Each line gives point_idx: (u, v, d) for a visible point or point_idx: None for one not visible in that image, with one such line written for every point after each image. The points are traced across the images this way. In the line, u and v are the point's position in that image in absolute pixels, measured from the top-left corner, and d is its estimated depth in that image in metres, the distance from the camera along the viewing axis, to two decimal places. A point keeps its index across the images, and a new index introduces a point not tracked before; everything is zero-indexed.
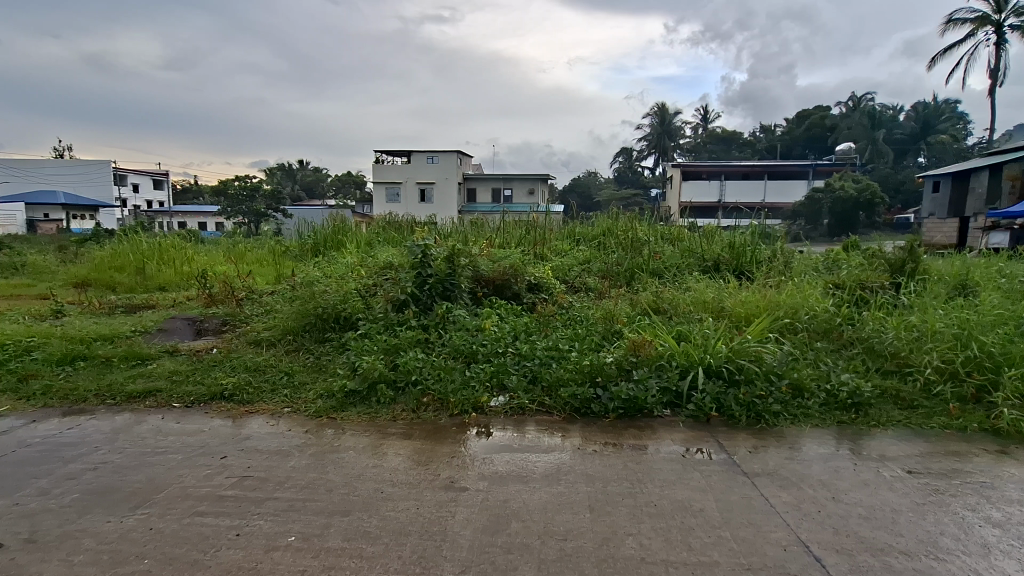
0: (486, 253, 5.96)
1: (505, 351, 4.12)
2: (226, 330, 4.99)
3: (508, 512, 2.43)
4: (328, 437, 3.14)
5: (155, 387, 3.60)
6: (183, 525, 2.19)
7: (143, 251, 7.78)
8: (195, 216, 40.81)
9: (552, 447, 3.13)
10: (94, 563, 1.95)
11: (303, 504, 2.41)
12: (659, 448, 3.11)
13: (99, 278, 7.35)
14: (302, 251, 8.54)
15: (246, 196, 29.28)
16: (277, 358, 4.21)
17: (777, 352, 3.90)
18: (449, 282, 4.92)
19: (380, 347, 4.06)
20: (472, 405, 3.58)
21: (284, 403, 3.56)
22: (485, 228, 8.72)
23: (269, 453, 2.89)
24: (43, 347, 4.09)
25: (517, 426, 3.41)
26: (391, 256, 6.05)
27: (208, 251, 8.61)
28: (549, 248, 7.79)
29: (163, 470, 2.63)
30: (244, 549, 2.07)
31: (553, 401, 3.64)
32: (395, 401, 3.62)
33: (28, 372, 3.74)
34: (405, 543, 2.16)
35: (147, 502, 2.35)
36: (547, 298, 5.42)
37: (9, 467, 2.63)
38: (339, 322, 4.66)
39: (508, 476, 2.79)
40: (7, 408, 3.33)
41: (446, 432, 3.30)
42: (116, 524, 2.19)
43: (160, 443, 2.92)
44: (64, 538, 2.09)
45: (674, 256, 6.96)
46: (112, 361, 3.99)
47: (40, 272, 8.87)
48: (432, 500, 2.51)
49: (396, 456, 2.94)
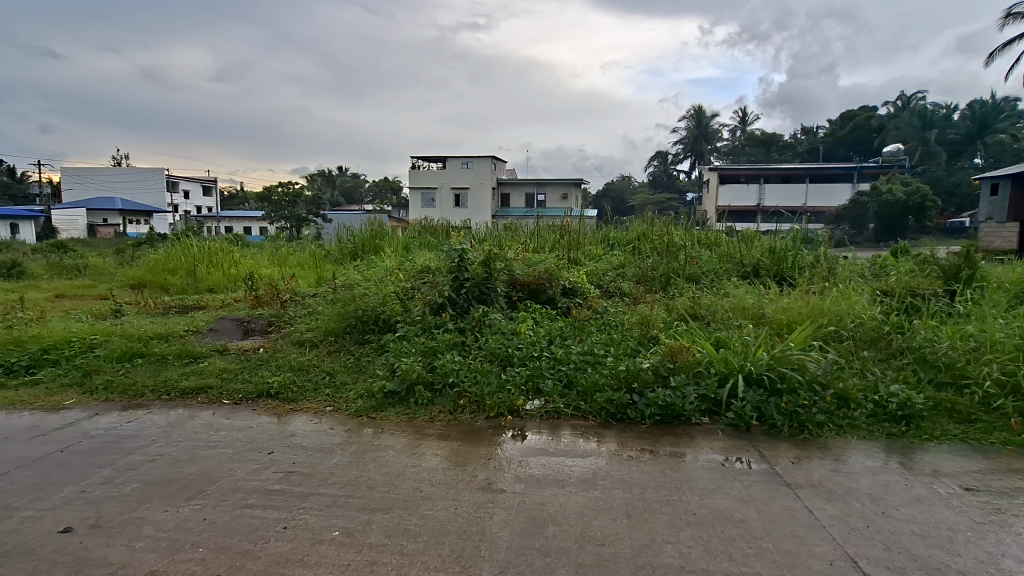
0: (522, 258, 6.00)
1: (540, 355, 4.13)
2: (271, 330, 5.18)
3: (545, 515, 2.44)
4: (367, 436, 3.22)
5: (206, 384, 3.77)
6: (234, 517, 2.29)
7: (193, 254, 8.16)
8: (239, 222, 42.47)
9: (587, 452, 3.12)
10: (153, 549, 2.06)
11: (346, 500, 2.49)
12: (697, 456, 3.05)
13: (154, 280, 7.75)
14: (341, 255, 8.79)
15: (287, 202, 30.32)
16: (319, 358, 4.34)
17: (821, 361, 3.77)
18: (485, 286, 4.99)
19: (418, 350, 4.14)
20: (508, 408, 3.60)
21: (326, 402, 3.68)
22: (518, 233, 8.75)
23: (312, 450, 2.99)
24: (104, 344, 4.34)
25: (553, 430, 3.42)
26: (428, 260, 6.16)
27: (254, 255, 8.97)
28: (583, 253, 7.76)
29: (215, 464, 2.76)
30: (292, 542, 2.15)
31: (589, 405, 3.63)
32: (432, 403, 3.69)
33: (92, 367, 3.99)
34: (444, 542, 2.20)
35: (201, 493, 2.47)
36: (582, 302, 5.40)
37: (75, 457, 2.80)
38: (378, 324, 4.78)
39: (544, 479, 2.79)
40: (74, 401, 3.55)
41: (482, 433, 3.34)
42: (174, 513, 2.30)
43: (211, 438, 3.06)
44: (126, 524, 2.21)
45: (711, 262, 6.83)
46: (167, 359, 4.20)
47: (100, 273, 9.45)
48: (470, 501, 2.54)
49: (434, 456, 3.00)
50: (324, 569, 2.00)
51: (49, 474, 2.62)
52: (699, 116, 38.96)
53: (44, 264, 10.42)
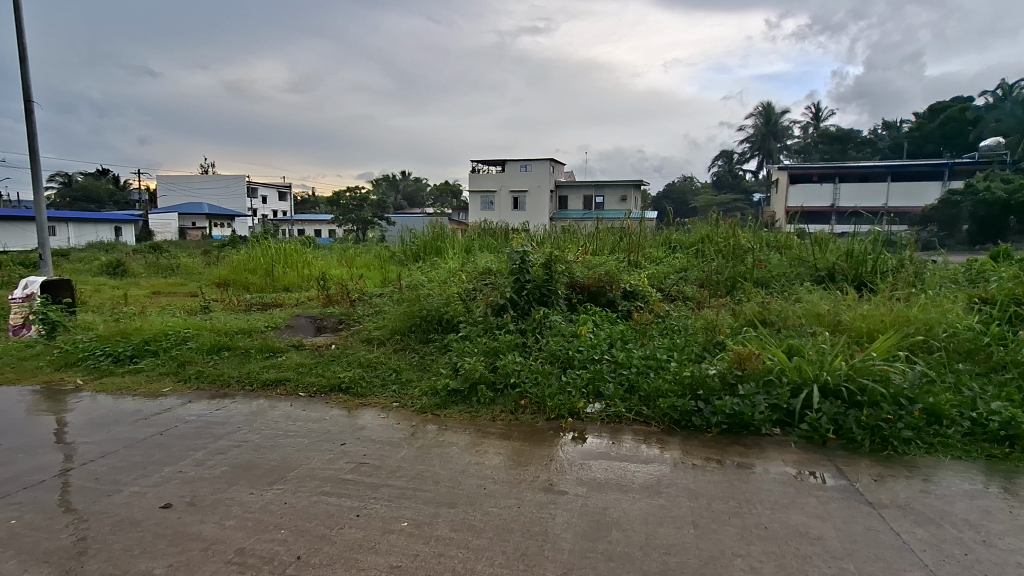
0: (582, 260, 5.94)
1: (601, 358, 4.09)
2: (342, 328, 5.43)
3: (608, 520, 2.42)
4: (431, 432, 3.32)
5: (285, 377, 4.01)
6: (311, 502, 2.43)
7: (271, 255, 8.72)
8: (309, 225, 44.83)
9: (650, 458, 3.06)
10: (241, 528, 2.22)
11: (413, 493, 2.57)
12: (768, 469, 2.92)
13: (237, 279, 8.35)
14: (405, 257, 9.10)
15: (354, 206, 31.73)
16: (386, 356, 4.51)
17: (907, 372, 3.49)
18: (546, 288, 5.01)
19: (480, 350, 4.21)
20: (569, 410, 3.60)
21: (393, 398, 3.81)
22: (577, 235, 8.70)
23: (381, 443, 3.12)
24: (196, 337, 4.72)
25: (614, 433, 3.38)
26: (489, 261, 6.26)
27: (325, 256, 9.45)
28: (644, 255, 7.61)
29: (294, 452, 2.94)
30: (364, 529, 2.25)
31: (651, 411, 3.56)
32: (494, 402, 3.74)
33: (185, 358, 4.35)
34: (508, 539, 2.23)
35: (281, 478, 2.64)
36: (643, 306, 5.29)
37: (173, 439, 3.07)
38: (442, 323, 4.92)
39: (606, 483, 2.77)
40: (170, 388, 3.89)
41: (543, 434, 3.35)
42: (258, 496, 2.47)
43: (290, 427, 3.26)
44: (218, 504, 2.39)
45: (781, 265, 6.51)
46: (250, 352, 4.51)
47: (191, 272, 10.30)
48: (532, 501, 2.56)
49: (496, 455, 3.04)
50: (394, 557, 2.07)
51: (151, 454, 2.88)
52: (767, 112, 37.37)
53: (145, 263, 11.50)
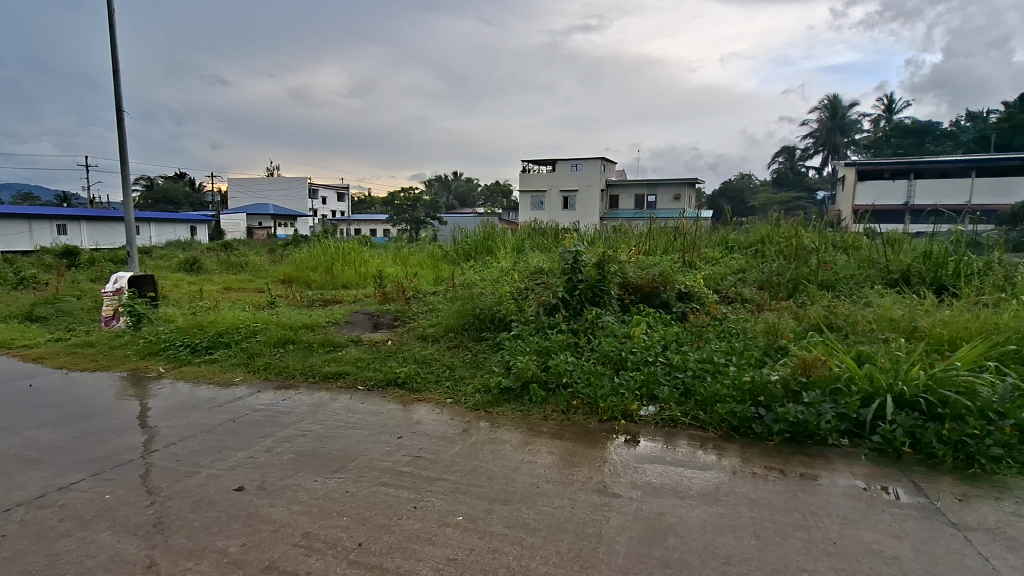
0: (635, 260, 5.83)
1: (655, 360, 4.00)
2: (397, 325, 5.59)
3: (664, 526, 2.37)
4: (484, 429, 3.36)
5: (345, 370, 4.18)
6: (371, 492, 2.52)
7: (331, 253, 9.09)
8: (365, 225, 46.36)
9: (706, 464, 2.97)
10: (307, 513, 2.33)
11: (467, 488, 2.61)
12: (836, 481, 2.77)
13: (299, 276, 8.77)
14: (458, 256, 9.27)
15: (408, 207, 32.56)
16: (440, 352, 4.60)
17: (997, 385, 3.20)
18: (599, 288, 4.96)
19: (532, 348, 4.23)
20: (622, 412, 3.55)
21: (447, 394, 3.89)
22: (629, 235, 8.56)
23: (436, 438, 3.18)
24: (264, 330, 5.00)
25: (668, 438, 3.31)
26: (541, 260, 6.26)
27: (381, 254, 9.76)
28: (699, 255, 7.38)
29: (354, 443, 3.05)
30: (421, 521, 2.30)
31: (708, 416, 3.45)
32: (546, 402, 3.74)
33: (254, 350, 4.61)
34: (562, 539, 2.22)
35: (343, 468, 2.75)
36: (699, 308, 5.13)
37: (245, 426, 3.26)
38: (494, 322, 4.98)
39: (661, 488, 2.71)
40: (241, 378, 4.14)
41: (595, 436, 3.32)
42: (322, 483, 2.59)
43: (350, 419, 3.39)
44: (286, 489, 2.52)
45: (849, 267, 6.16)
46: (313, 346, 4.73)
47: (258, 269, 10.89)
48: (585, 502, 2.54)
49: (548, 454, 3.04)
50: (450, 550, 2.12)
51: (224, 439, 3.07)
52: (833, 105, 35.39)
53: (218, 260, 12.27)
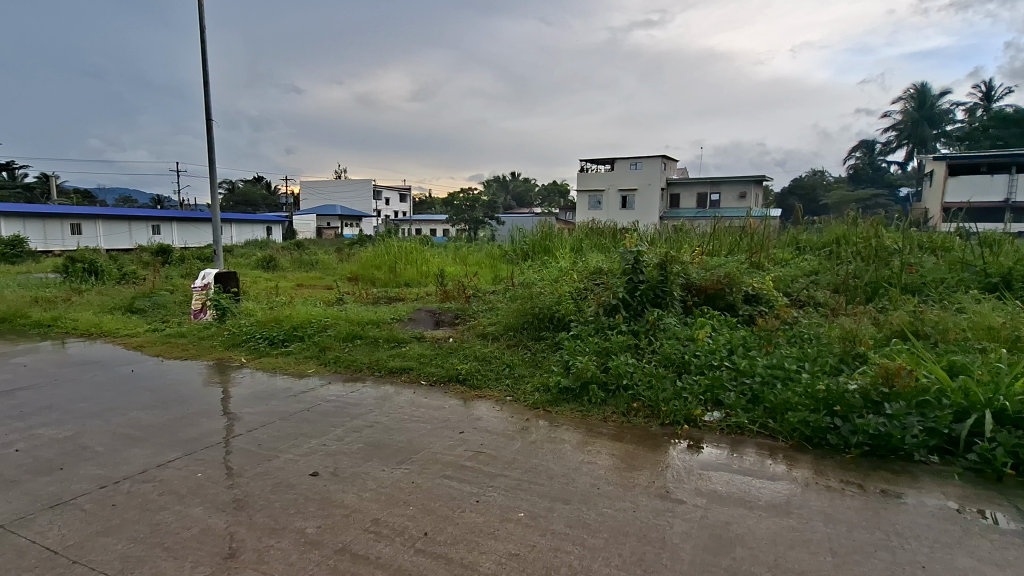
0: (698, 261, 5.65)
1: (720, 364, 3.85)
2: (458, 322, 5.71)
3: (731, 536, 2.28)
4: (543, 428, 3.37)
5: (408, 365, 4.32)
6: (436, 483, 2.60)
7: (394, 252, 9.41)
8: (425, 225, 47.63)
9: (776, 475, 2.84)
10: (376, 500, 2.43)
11: (528, 485, 2.64)
12: (924, 500, 2.57)
13: (365, 274, 9.15)
14: (516, 256, 9.35)
15: (466, 207, 33.17)
16: (499, 351, 4.66)
17: None
18: (661, 289, 4.84)
19: (592, 349, 4.19)
20: (685, 417, 3.45)
21: (506, 392, 3.93)
22: (691, 235, 8.31)
23: (495, 434, 3.23)
24: (334, 325, 5.26)
25: (734, 445, 3.19)
26: (600, 260, 6.19)
27: (441, 254, 10.00)
28: (768, 256, 7.05)
29: (418, 435, 3.16)
30: (484, 515, 2.35)
31: (778, 425, 3.29)
32: (606, 403, 3.71)
33: (325, 344, 4.86)
34: (624, 542, 2.20)
35: (408, 459, 2.85)
36: (768, 312, 4.91)
37: (318, 415, 3.45)
38: (553, 322, 4.99)
39: (727, 497, 2.62)
40: (313, 370, 4.38)
41: (657, 439, 3.25)
42: (390, 472, 2.69)
43: (414, 413, 3.51)
44: (356, 476, 2.65)
45: (938, 270, 5.68)
46: (378, 341, 4.92)
47: (327, 267, 11.46)
48: (648, 506, 2.50)
49: (607, 456, 3.01)
50: (512, 545, 2.15)
51: (300, 427, 3.26)
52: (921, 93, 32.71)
53: (291, 259, 13.03)
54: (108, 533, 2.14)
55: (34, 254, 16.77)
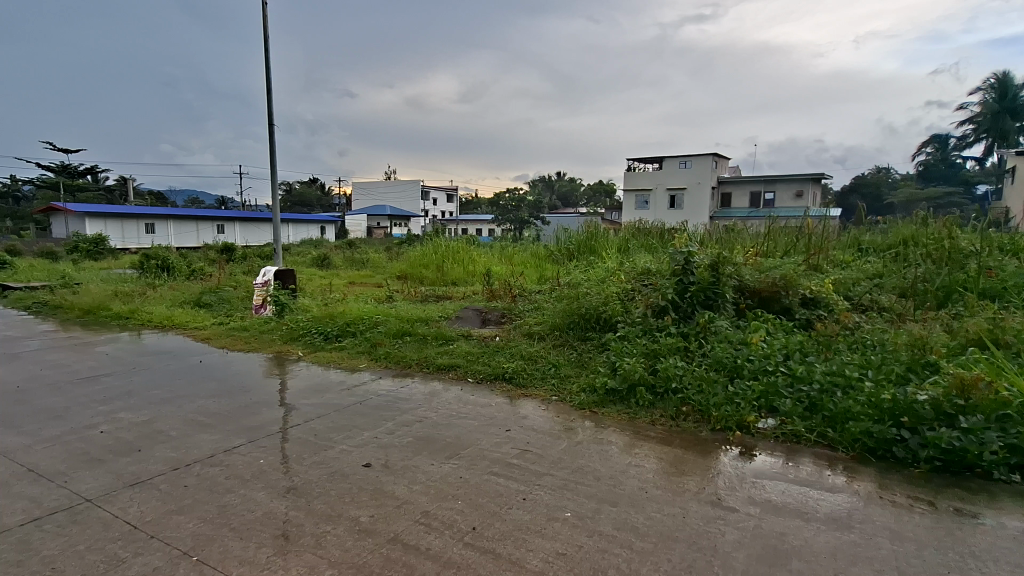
0: (752, 262, 5.45)
1: (775, 370, 3.70)
2: (504, 321, 5.76)
3: (787, 547, 2.20)
4: (590, 429, 3.35)
5: (456, 363, 4.40)
6: (483, 479, 2.64)
7: (442, 252, 9.59)
8: (470, 224, 48.19)
9: (835, 487, 2.71)
10: (425, 493, 2.49)
11: (575, 485, 2.63)
12: (1003, 522, 2.39)
13: (413, 273, 9.37)
14: (561, 256, 9.32)
15: (512, 207, 33.36)
16: (545, 350, 4.67)
17: None
18: (712, 291, 4.71)
19: (640, 350, 4.13)
20: (737, 423, 3.35)
21: (552, 391, 3.94)
22: (744, 235, 8.03)
23: (542, 434, 3.24)
24: (384, 322, 5.42)
25: (790, 454, 3.06)
26: (648, 261, 6.08)
27: (487, 253, 10.11)
28: (827, 258, 6.72)
29: (466, 431, 3.21)
30: (531, 513, 2.36)
31: (837, 435, 3.14)
32: (654, 406, 3.65)
33: (376, 340, 5.01)
34: (674, 548, 2.16)
35: (457, 454, 2.90)
36: (827, 316, 4.69)
37: (370, 408, 3.57)
38: (600, 322, 4.95)
39: (783, 507, 2.52)
40: (365, 365, 4.53)
41: (707, 445, 3.17)
42: (439, 467, 2.76)
43: (461, 409, 3.58)
44: (407, 469, 2.72)
45: (1022, 275, 5.24)
46: (427, 338, 5.04)
47: (377, 265, 11.80)
48: (698, 512, 2.44)
49: (656, 460, 2.96)
50: (560, 544, 2.15)
51: (354, 419, 3.38)
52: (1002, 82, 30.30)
53: (344, 257, 13.49)
54: (180, 512, 2.29)
55: (115, 251, 18.13)
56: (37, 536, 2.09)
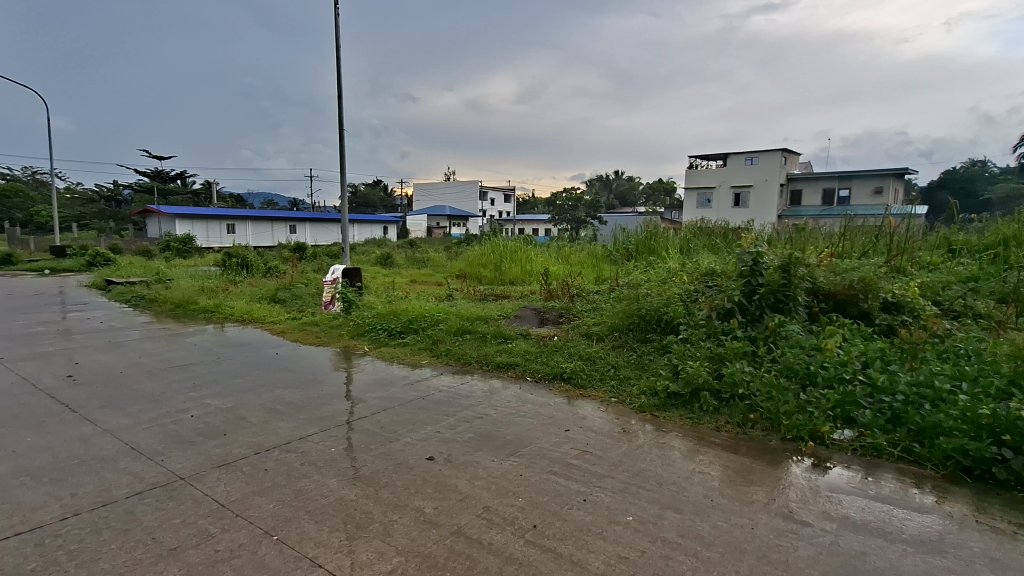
0: (827, 263, 5.14)
1: (853, 379, 3.47)
2: (563, 321, 5.75)
3: (868, 568, 2.06)
4: (651, 433, 3.28)
5: (515, 361, 4.44)
6: (543, 478, 2.65)
7: (499, 251, 9.70)
8: (526, 224, 48.40)
9: (923, 507, 2.51)
10: (486, 489, 2.53)
11: (636, 489, 2.59)
12: None
13: (472, 272, 9.54)
14: (620, 256, 9.18)
15: (569, 207, 33.20)
16: (604, 351, 4.62)
17: None
18: (783, 294, 4.48)
19: (703, 354, 4.00)
20: (810, 433, 3.17)
21: (611, 392, 3.89)
22: (817, 235, 7.59)
23: (601, 435, 3.21)
24: (445, 320, 5.55)
25: (870, 469, 2.87)
26: (712, 262, 5.87)
27: (544, 253, 10.12)
28: (913, 259, 6.22)
29: (525, 430, 3.23)
30: (592, 514, 2.35)
31: (925, 451, 2.90)
32: (719, 412, 3.52)
33: (437, 337, 5.14)
34: (743, 559, 2.08)
35: (517, 452, 2.93)
36: (912, 322, 4.35)
37: (432, 403, 3.66)
38: (661, 324, 4.84)
39: (864, 526, 2.36)
40: (426, 361, 4.66)
41: (776, 455, 3.03)
42: (500, 463, 2.79)
43: (521, 408, 3.60)
44: (468, 464, 2.78)
45: None
46: (486, 337, 5.11)
47: (437, 264, 12.09)
48: (768, 525, 2.34)
49: (722, 467, 2.86)
50: (622, 548, 2.12)
51: (417, 413, 3.48)
52: None
53: (406, 256, 13.92)
54: (261, 493, 2.45)
55: (201, 249, 19.64)
56: (139, 508, 2.31)
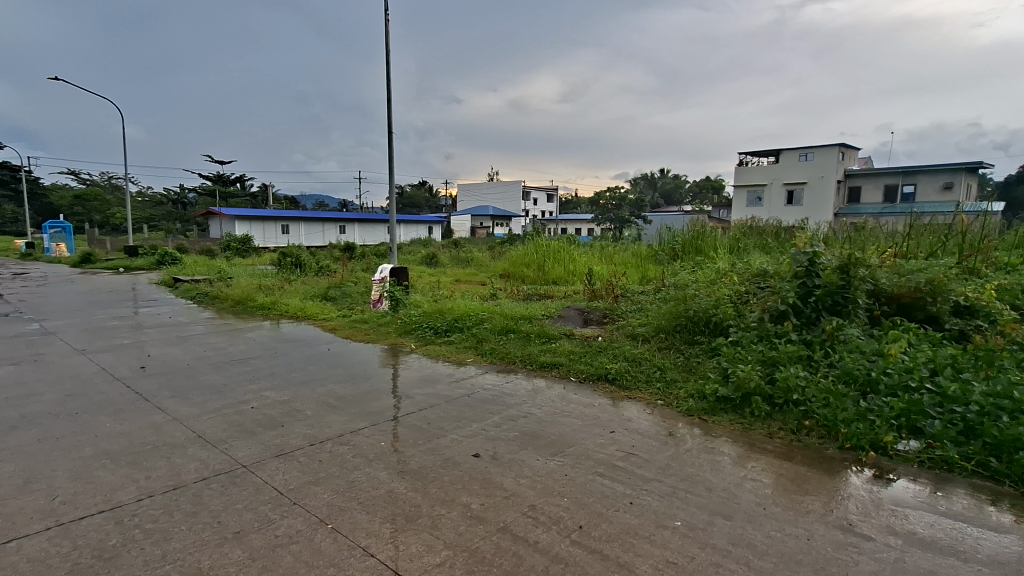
0: (890, 264, 4.86)
1: (920, 387, 3.27)
2: (607, 321, 5.69)
3: None
4: (700, 437, 3.20)
5: (559, 361, 4.44)
6: (589, 479, 2.63)
7: (543, 251, 9.70)
8: (569, 223, 48.14)
9: (1000, 526, 2.34)
10: (532, 488, 2.54)
11: (685, 494, 2.54)
12: None
13: (515, 271, 9.59)
14: (666, 256, 9.00)
15: (613, 206, 32.80)
16: (651, 353, 4.54)
17: None
18: (841, 296, 4.27)
19: (755, 357, 3.87)
20: (871, 443, 3.01)
21: (658, 395, 3.83)
22: (878, 234, 7.19)
23: (647, 437, 3.17)
24: (489, 319, 5.61)
25: (939, 483, 2.70)
26: (764, 262, 5.67)
27: (588, 252, 10.04)
28: (988, 259, 5.79)
29: (570, 430, 3.22)
30: (639, 517, 2.32)
31: (1003, 466, 2.70)
32: (772, 418, 3.40)
33: (482, 335, 5.20)
34: (799, 571, 2.00)
35: (561, 452, 2.93)
36: (987, 328, 4.05)
37: (477, 401, 3.71)
38: (710, 326, 4.71)
39: (932, 543, 2.23)
40: (471, 359, 4.72)
41: (834, 464, 2.89)
42: (545, 463, 2.80)
43: (565, 407, 3.60)
44: (513, 462, 2.80)
45: None
46: (530, 336, 5.13)
47: (481, 264, 12.21)
48: (826, 537, 2.24)
49: (775, 475, 2.76)
50: (671, 553, 2.08)
51: (462, 410, 3.54)
52: None
53: (450, 256, 14.13)
54: (316, 483, 2.55)
55: (258, 249, 20.60)
56: (206, 492, 2.45)
